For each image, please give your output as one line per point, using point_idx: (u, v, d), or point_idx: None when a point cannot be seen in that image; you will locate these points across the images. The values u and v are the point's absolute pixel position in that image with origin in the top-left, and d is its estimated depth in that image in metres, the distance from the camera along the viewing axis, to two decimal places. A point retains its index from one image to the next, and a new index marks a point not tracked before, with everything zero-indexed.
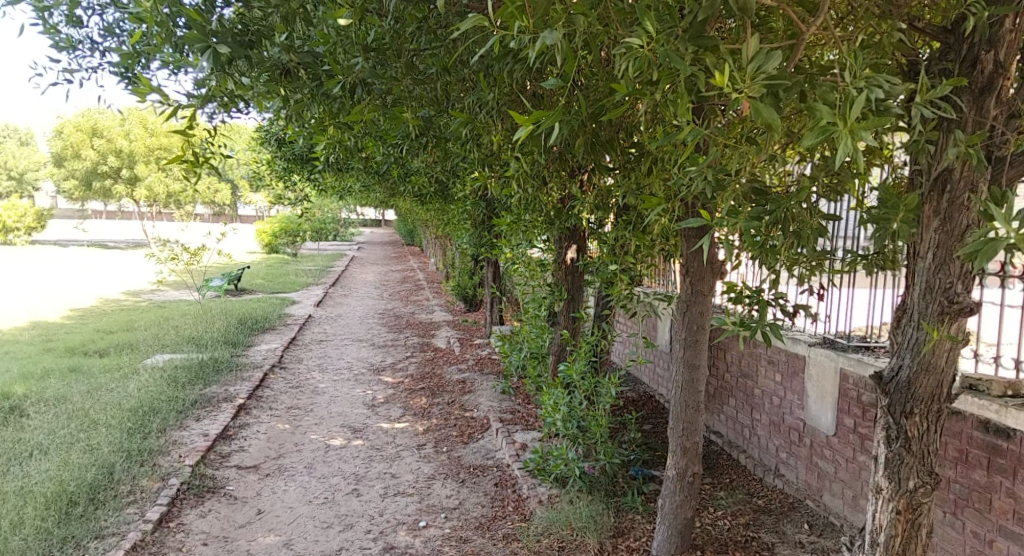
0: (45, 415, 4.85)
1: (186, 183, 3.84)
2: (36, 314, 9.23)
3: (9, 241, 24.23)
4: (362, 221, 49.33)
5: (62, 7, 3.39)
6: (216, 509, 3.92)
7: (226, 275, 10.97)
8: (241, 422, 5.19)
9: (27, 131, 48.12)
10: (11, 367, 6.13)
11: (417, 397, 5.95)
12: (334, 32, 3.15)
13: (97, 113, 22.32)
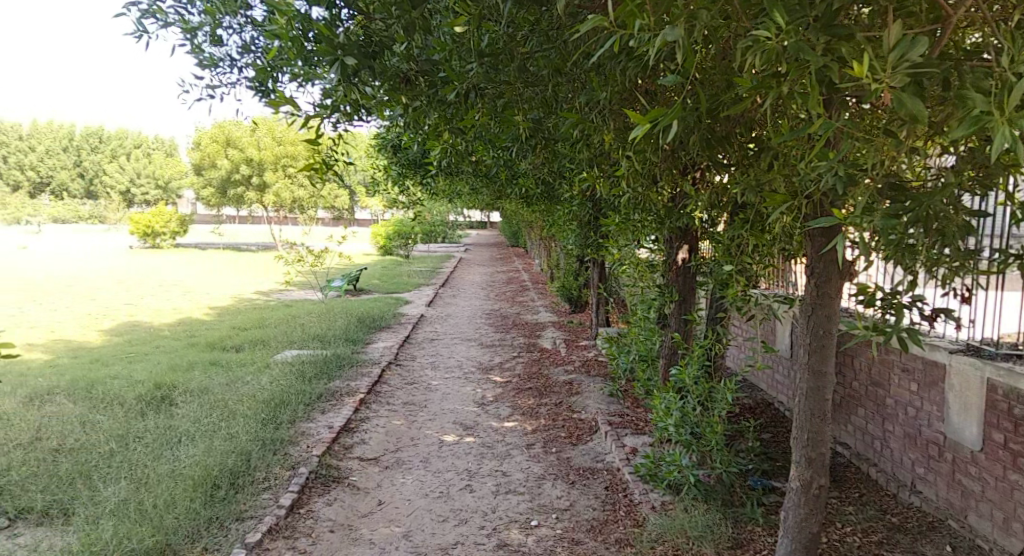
0: (190, 404, 5.32)
1: (314, 190, 4.09)
2: (182, 311, 10.15)
3: (157, 244, 26.77)
4: (469, 223, 50.57)
5: (207, 30, 3.70)
6: (341, 498, 4.15)
7: (345, 276, 11.57)
8: (361, 416, 5.45)
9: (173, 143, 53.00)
10: (162, 359, 6.77)
11: (525, 396, 6.01)
12: (450, 40, 3.25)
13: (230, 125, 24.18)
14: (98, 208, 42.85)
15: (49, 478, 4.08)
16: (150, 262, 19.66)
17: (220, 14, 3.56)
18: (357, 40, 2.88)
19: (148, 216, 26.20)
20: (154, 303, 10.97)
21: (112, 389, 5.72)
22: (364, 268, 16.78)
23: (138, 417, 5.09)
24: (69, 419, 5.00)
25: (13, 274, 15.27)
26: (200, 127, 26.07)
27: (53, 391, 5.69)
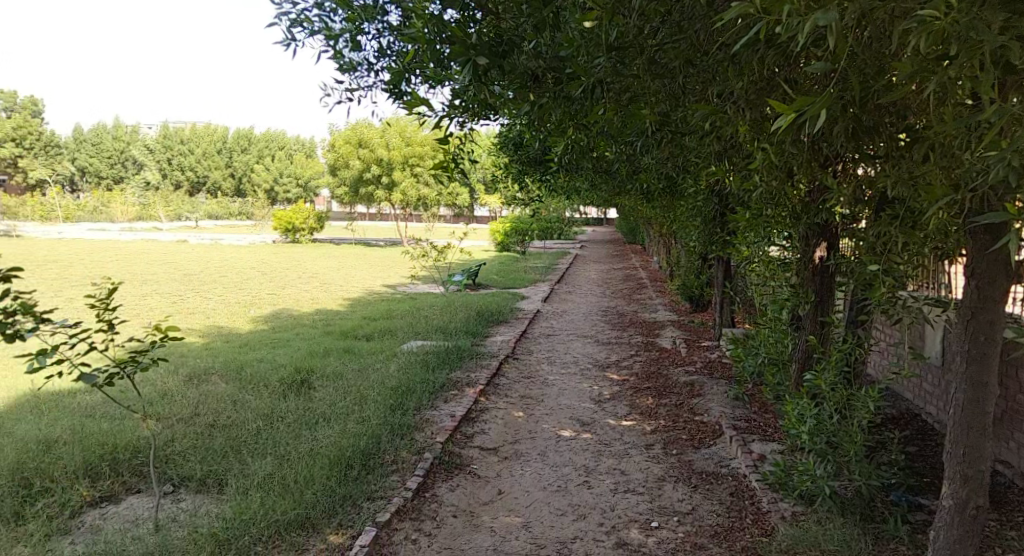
0: (325, 389, 5.68)
1: (445, 187, 4.25)
2: (317, 302, 10.86)
3: (295, 240, 28.68)
4: (586, 219, 50.44)
5: (349, 35, 3.93)
6: (463, 485, 4.28)
7: (466, 271, 11.90)
8: (481, 407, 5.59)
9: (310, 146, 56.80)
10: (301, 346, 7.28)
11: (644, 396, 5.92)
12: (579, 35, 3.26)
13: (362, 127, 25.53)
14: (244, 206, 46.70)
15: (205, 450, 4.50)
16: (290, 256, 21.21)
17: (360, 20, 3.77)
18: (488, 39, 2.95)
19: (287, 212, 28.32)
20: (292, 294, 11.82)
21: (258, 371, 6.22)
22: (483, 264, 17.17)
23: (280, 398, 5.50)
24: (222, 397, 5.50)
25: (176, 265, 17.00)
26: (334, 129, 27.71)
27: (209, 371, 6.28)
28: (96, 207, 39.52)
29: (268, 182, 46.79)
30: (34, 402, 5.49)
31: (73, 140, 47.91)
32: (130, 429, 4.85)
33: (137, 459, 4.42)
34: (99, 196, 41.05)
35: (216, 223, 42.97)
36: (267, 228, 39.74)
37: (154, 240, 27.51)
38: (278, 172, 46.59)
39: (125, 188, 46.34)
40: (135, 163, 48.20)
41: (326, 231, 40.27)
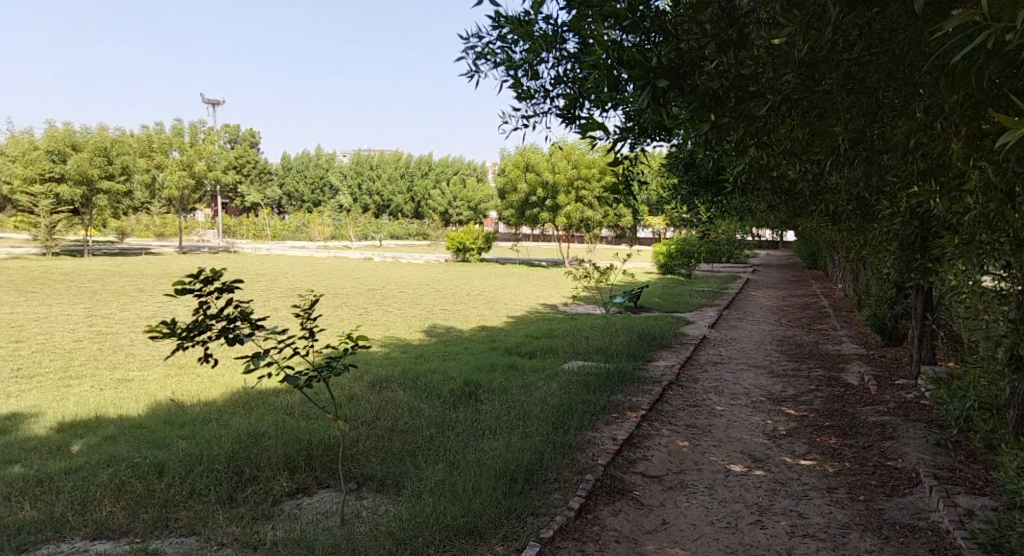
0: (491, 402, 5.90)
1: (614, 208, 4.27)
2: (485, 319, 11.30)
3: (465, 258, 30.15)
4: (758, 243, 47.87)
5: (529, 65, 4.13)
6: (626, 510, 4.23)
7: (629, 293, 11.77)
8: (643, 433, 5.49)
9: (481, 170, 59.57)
10: (470, 360, 7.62)
11: (824, 434, 5.48)
12: (765, 53, 3.15)
13: (530, 151, 26.26)
14: (419, 226, 49.83)
15: (385, 453, 4.85)
16: (460, 275, 22.29)
17: (540, 50, 3.95)
18: (668, 63, 2.94)
19: (459, 232, 29.94)
20: (461, 310, 12.40)
21: (432, 382, 6.60)
22: (646, 286, 16.89)
23: (451, 409, 5.79)
24: (399, 404, 5.90)
25: (362, 280, 18.59)
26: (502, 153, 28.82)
27: (389, 379, 6.76)
28: (297, 227, 44.16)
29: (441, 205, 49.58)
30: (246, 399, 6.24)
31: (280, 167, 54.17)
32: (321, 428, 5.36)
33: (327, 457, 4.88)
34: (298, 217, 46.07)
35: (394, 242, 46.27)
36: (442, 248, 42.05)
37: (342, 258, 30.27)
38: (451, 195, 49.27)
39: (319, 210, 51.46)
40: (329, 188, 53.47)
41: (495, 251, 41.74)
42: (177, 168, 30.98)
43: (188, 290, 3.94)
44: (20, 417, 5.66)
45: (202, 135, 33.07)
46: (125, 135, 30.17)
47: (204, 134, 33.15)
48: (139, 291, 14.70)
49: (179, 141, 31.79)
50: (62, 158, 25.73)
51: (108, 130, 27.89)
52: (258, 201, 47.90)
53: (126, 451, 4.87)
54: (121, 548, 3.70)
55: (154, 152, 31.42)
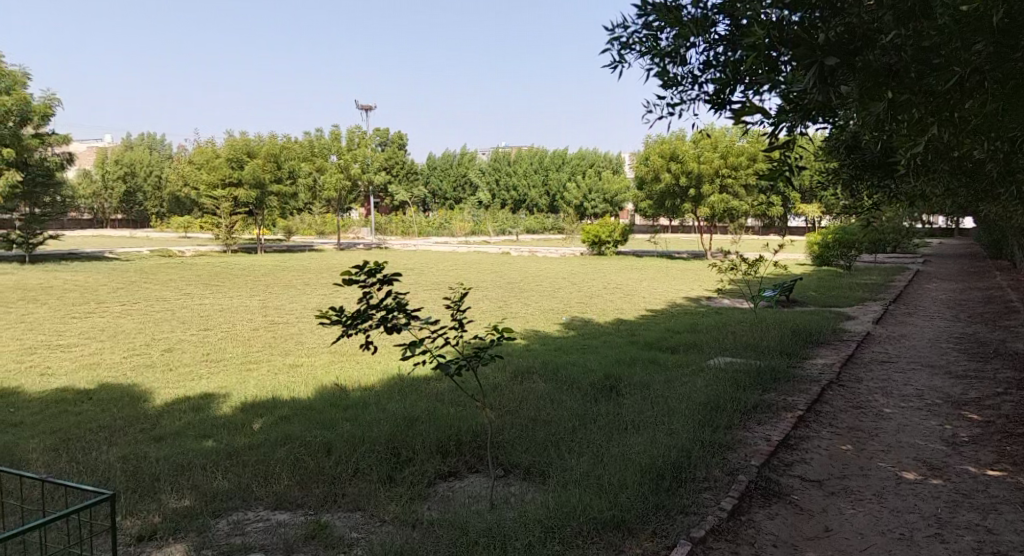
0: (634, 397, 5.83)
1: (768, 195, 4.06)
2: (625, 312, 11.17)
3: (601, 251, 30.02)
4: (930, 231, 43.43)
5: (677, 51, 4.02)
6: (785, 514, 4.02)
7: (780, 286, 11.16)
8: (800, 434, 5.19)
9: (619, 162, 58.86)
10: (611, 353, 7.57)
11: (1016, 444, 4.89)
12: (950, 20, 2.84)
13: (674, 140, 25.55)
14: (556, 220, 50.18)
15: (531, 442, 4.96)
16: (598, 268, 22.19)
17: (690, 34, 3.83)
18: (836, 39, 2.73)
19: (596, 224, 29.83)
20: (601, 304, 12.35)
21: (573, 374, 6.63)
22: (799, 278, 15.90)
23: (592, 402, 5.80)
24: (542, 395, 6.00)
25: (504, 274, 19.04)
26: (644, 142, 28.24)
27: (531, 370, 6.88)
28: (441, 223, 45.95)
29: (579, 198, 49.64)
30: (400, 385, 6.62)
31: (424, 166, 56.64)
32: (470, 416, 5.56)
33: (475, 443, 5.07)
34: (441, 214, 48.04)
35: (530, 236, 47.01)
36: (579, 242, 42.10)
37: (481, 252, 31.19)
38: (588, 188, 49.21)
39: (460, 206, 53.30)
40: (469, 185, 55.17)
41: (633, 244, 41.12)
42: (336, 171, 33.34)
43: (353, 282, 4.24)
44: (211, 397, 6.37)
45: (357, 139, 35.31)
46: (292, 142, 32.91)
47: (359, 138, 35.36)
48: (304, 284, 16.05)
49: (338, 145, 34.17)
50: (240, 165, 28.52)
51: (278, 137, 30.52)
52: (405, 198, 50.43)
53: (298, 431, 5.34)
54: (298, 519, 4.05)
55: (316, 156, 34.04)
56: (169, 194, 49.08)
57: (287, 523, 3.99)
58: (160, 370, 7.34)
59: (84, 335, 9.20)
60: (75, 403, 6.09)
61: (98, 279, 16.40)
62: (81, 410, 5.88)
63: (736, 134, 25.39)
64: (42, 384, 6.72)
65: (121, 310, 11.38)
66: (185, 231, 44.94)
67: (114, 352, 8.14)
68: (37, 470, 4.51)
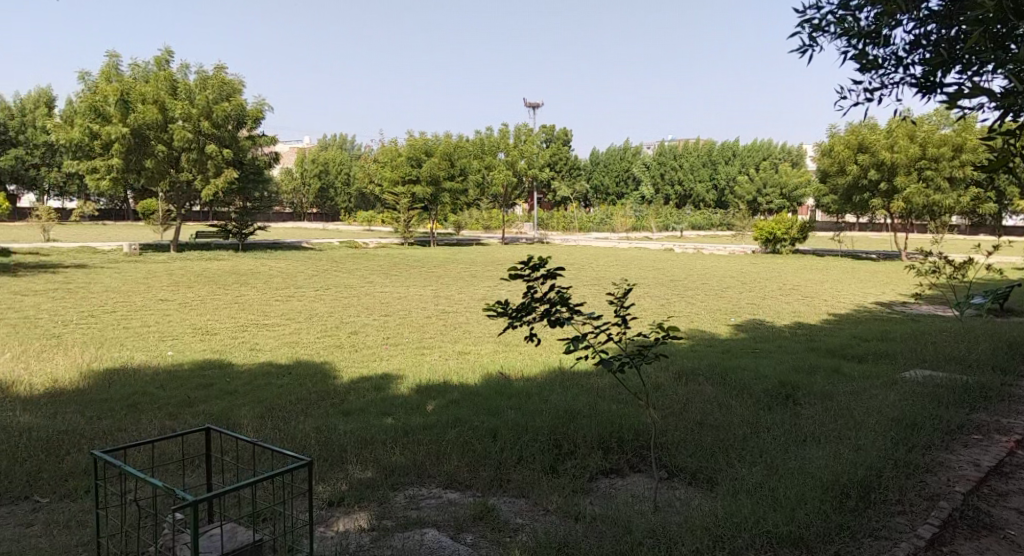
0: (813, 408, 5.43)
1: (988, 187, 3.58)
2: (803, 316, 10.44)
3: (777, 249, 28.35)
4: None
5: (880, 30, 3.67)
6: (998, 550, 3.53)
7: (991, 292, 9.82)
8: (1018, 462, 4.54)
9: (798, 154, 55.02)
10: (786, 359, 7.10)
11: None
12: None
13: (864, 129, 23.46)
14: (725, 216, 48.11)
15: (697, 446, 4.78)
16: (771, 267, 20.89)
17: (897, 10, 3.47)
18: None
19: (771, 220, 28.24)
20: (775, 306, 11.64)
21: (744, 379, 6.31)
22: (1019, 285, 13.86)
23: (765, 411, 5.47)
24: (710, 398, 5.77)
25: (669, 272, 18.61)
26: (829, 133, 26.12)
27: (698, 372, 6.66)
28: (602, 218, 45.77)
29: (749, 193, 47.14)
30: (562, 378, 6.69)
31: (587, 160, 56.81)
32: (634, 414, 5.49)
33: (638, 442, 4.99)
34: (604, 209, 47.96)
35: (695, 232, 45.44)
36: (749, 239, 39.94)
37: (643, 249, 30.66)
38: (762, 183, 46.45)
39: (623, 201, 52.82)
40: (633, 180, 54.44)
41: (811, 242, 38.23)
42: (504, 167, 34.48)
43: (519, 275, 4.35)
44: (389, 378, 6.86)
45: (524, 136, 36.23)
46: (465, 140, 34.57)
47: (526, 135, 36.26)
48: (474, 276, 16.79)
49: (506, 142, 35.32)
50: (417, 163, 30.43)
51: (451, 136, 32.14)
52: (567, 193, 50.92)
53: (466, 415, 5.59)
54: (467, 499, 4.23)
55: (485, 154, 35.42)
56: (355, 189, 53.67)
57: (456, 502, 4.19)
58: (346, 350, 8.07)
59: (285, 316, 10.34)
60: (277, 376, 6.86)
61: (296, 267, 18.30)
62: (281, 383, 6.62)
63: (940, 120, 22.72)
64: (252, 358, 7.65)
65: (315, 295, 12.64)
66: (367, 225, 48.86)
67: (308, 332, 9.07)
68: (248, 433, 5.12)
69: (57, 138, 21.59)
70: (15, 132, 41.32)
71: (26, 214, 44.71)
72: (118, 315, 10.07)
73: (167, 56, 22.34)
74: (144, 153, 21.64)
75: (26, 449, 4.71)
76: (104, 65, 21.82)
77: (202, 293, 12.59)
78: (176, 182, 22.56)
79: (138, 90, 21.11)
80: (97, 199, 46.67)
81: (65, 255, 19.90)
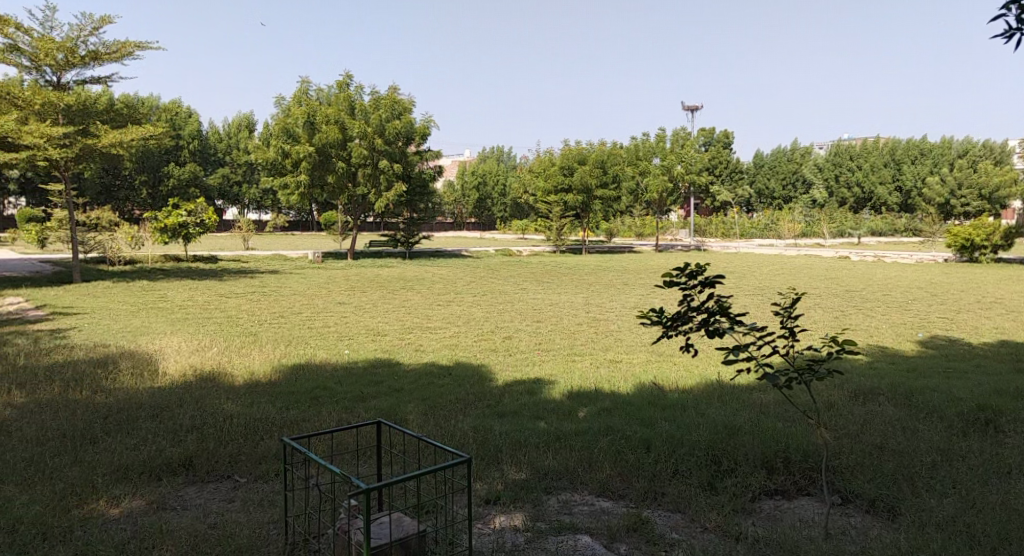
0: (1019, 437, 4.77)
1: None
2: (1007, 333, 9.15)
3: (975, 258, 25.15)
4: None
5: None
6: None
7: None
8: None
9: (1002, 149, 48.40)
10: (983, 380, 6.29)
11: None
12: None
13: None
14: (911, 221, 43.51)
15: (875, 471, 4.38)
16: (968, 278, 18.53)
17: None
18: None
19: (968, 225, 25.12)
20: (971, 321, 10.33)
21: (933, 401, 5.68)
22: None
23: (959, 438, 4.88)
24: (890, 420, 5.26)
25: (842, 281, 17.17)
26: None
27: (876, 391, 6.09)
28: (767, 224, 43.26)
29: (942, 196, 42.27)
30: (721, 392, 6.42)
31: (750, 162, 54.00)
32: (802, 433, 5.14)
33: (807, 463, 4.66)
34: (769, 215, 45.32)
35: (874, 239, 41.52)
36: (941, 245, 35.65)
37: (813, 256, 28.54)
38: (956, 182, 41.52)
39: (789, 206, 49.58)
40: (802, 182, 50.85)
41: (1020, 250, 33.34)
42: (660, 173, 33.75)
43: (676, 283, 4.22)
44: (542, 382, 6.99)
45: (681, 141, 35.29)
46: (619, 147, 34.37)
47: (685, 139, 35.31)
48: (627, 284, 16.63)
49: (662, 147, 34.58)
50: (571, 171, 30.71)
51: (606, 143, 32.04)
52: (728, 198, 48.75)
53: (619, 424, 5.54)
54: (621, 509, 4.20)
55: (640, 160, 34.95)
56: (512, 199, 55.25)
57: (610, 511, 4.17)
58: (501, 354, 8.34)
59: (446, 320, 10.90)
60: (438, 377, 7.25)
61: (456, 274, 19.21)
62: (442, 383, 6.98)
63: None
64: (416, 358, 8.16)
65: (472, 301, 13.19)
66: (523, 233, 50.01)
67: (467, 336, 9.49)
68: (413, 429, 5.47)
69: (256, 158, 24.40)
70: (224, 154, 47.30)
71: (231, 225, 50.87)
72: (303, 316, 11.19)
73: (347, 80, 24.47)
74: (326, 169, 23.81)
75: (229, 433, 5.38)
76: (295, 90, 24.36)
77: (373, 297, 13.62)
78: (353, 196, 24.59)
79: (322, 112, 23.32)
80: (288, 212, 52.15)
81: (260, 262, 22.43)
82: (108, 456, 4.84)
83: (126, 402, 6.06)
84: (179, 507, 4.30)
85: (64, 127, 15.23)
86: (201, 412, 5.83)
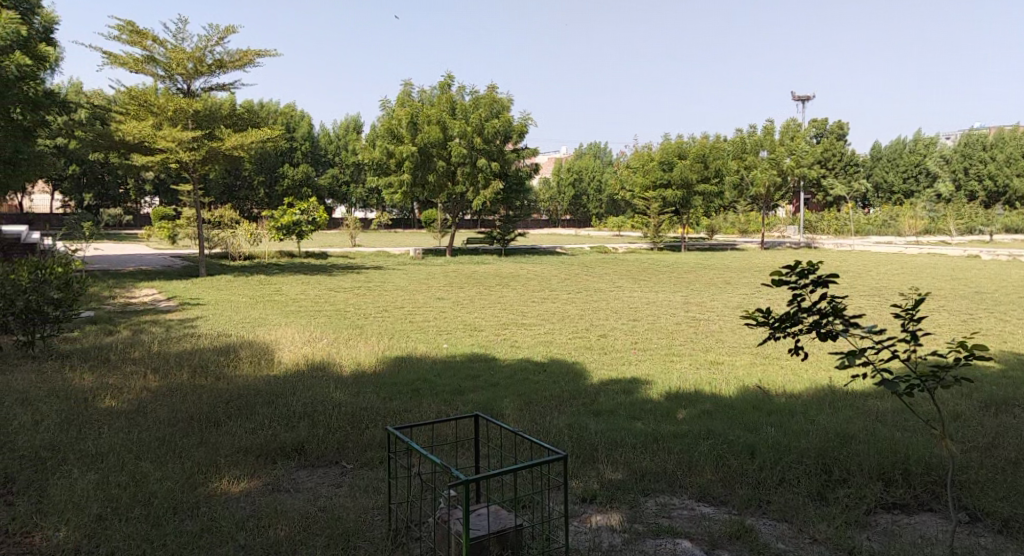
0: None
1: None
2: None
3: None
4: None
5: None
6: None
7: None
8: None
9: None
10: None
11: None
12: None
13: None
14: None
15: (1010, 489, 4.00)
16: None
17: None
18: None
19: None
20: None
21: None
22: None
23: None
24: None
25: (971, 282, 15.77)
26: None
27: (1010, 402, 5.56)
28: (885, 219, 40.41)
29: None
30: (832, 398, 6.07)
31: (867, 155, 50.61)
32: (924, 444, 4.77)
33: (930, 477, 4.33)
34: (887, 210, 42.30)
35: (1010, 236, 37.82)
36: None
37: (938, 255, 26.37)
38: None
39: (911, 201, 46.08)
40: (926, 175, 47.08)
41: None
42: (766, 167, 32.29)
43: (784, 282, 4.02)
44: (639, 382, 6.89)
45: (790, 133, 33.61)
46: (723, 141, 33.20)
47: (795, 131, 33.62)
48: (729, 283, 16.06)
49: (770, 140, 33.06)
50: (671, 167, 29.98)
51: (709, 137, 31.04)
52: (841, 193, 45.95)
53: (721, 428, 5.36)
54: (722, 515, 4.07)
55: (745, 154, 33.61)
56: (610, 196, 54.61)
57: (711, 517, 4.04)
58: (597, 352, 8.29)
59: (541, 317, 10.95)
60: (534, 373, 7.31)
61: (552, 271, 19.24)
62: (538, 379, 7.03)
63: None
64: (511, 354, 8.26)
65: (567, 298, 13.17)
66: (620, 230, 49.33)
67: (562, 333, 9.50)
68: (509, 424, 5.53)
69: (362, 159, 25.47)
70: (333, 155, 49.66)
71: (339, 223, 53.37)
72: (405, 311, 11.60)
73: (449, 81, 25.10)
74: (428, 169, 24.41)
75: (337, 420, 5.66)
76: (400, 93, 25.26)
77: (471, 294, 13.90)
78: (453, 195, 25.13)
79: (424, 113, 24.03)
80: (391, 211, 54.08)
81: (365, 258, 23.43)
82: (230, 439, 5.21)
83: (246, 389, 6.51)
84: (292, 489, 4.57)
85: (193, 132, 16.57)
86: (312, 400, 6.17)
